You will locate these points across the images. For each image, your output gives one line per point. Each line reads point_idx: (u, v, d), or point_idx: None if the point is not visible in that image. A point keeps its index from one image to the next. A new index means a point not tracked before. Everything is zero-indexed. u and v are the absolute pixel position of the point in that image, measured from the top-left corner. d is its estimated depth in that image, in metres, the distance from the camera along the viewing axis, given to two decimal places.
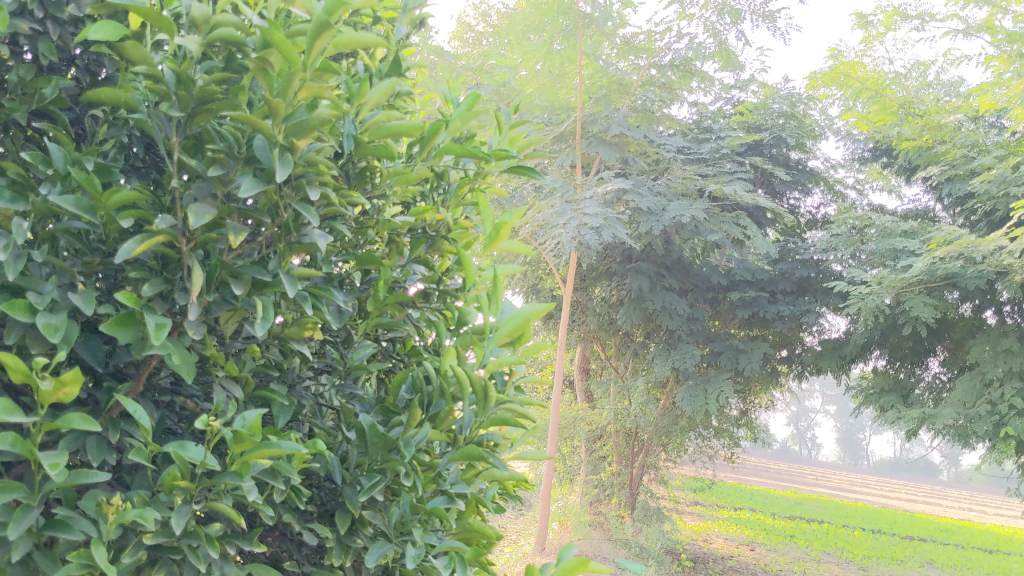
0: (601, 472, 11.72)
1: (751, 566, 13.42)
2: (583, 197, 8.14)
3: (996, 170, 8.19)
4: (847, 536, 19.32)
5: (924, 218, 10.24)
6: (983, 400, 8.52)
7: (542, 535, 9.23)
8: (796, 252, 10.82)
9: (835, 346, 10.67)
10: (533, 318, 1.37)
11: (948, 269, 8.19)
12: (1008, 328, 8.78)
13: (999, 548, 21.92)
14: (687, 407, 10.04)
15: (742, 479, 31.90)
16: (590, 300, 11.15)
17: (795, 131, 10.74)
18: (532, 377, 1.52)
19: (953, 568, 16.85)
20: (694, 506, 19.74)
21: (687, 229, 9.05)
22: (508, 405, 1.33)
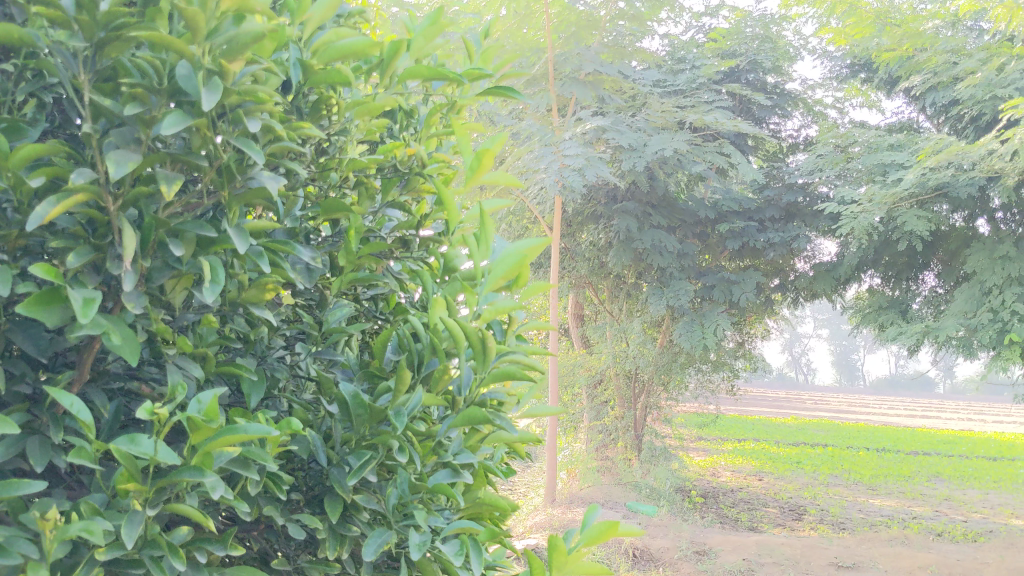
0: (605, 418, 11.63)
1: (761, 496, 13.42)
2: (562, 138, 7.90)
3: (981, 73, 7.99)
4: (852, 458, 19.39)
5: (909, 130, 10.05)
6: (985, 309, 8.38)
7: (551, 486, 9.13)
8: (781, 177, 10.72)
9: (829, 269, 10.54)
10: (530, 256, 1.19)
11: (939, 179, 8.02)
12: (1004, 234, 8.68)
13: (1003, 455, 22.06)
14: (685, 343, 9.94)
15: (743, 410, 32.02)
16: (578, 245, 10.98)
17: (771, 54, 10.51)
18: (534, 324, 1.34)
19: (960, 478, 16.93)
20: (699, 441, 19.76)
21: (670, 162, 8.84)
22: (510, 357, 1.15)
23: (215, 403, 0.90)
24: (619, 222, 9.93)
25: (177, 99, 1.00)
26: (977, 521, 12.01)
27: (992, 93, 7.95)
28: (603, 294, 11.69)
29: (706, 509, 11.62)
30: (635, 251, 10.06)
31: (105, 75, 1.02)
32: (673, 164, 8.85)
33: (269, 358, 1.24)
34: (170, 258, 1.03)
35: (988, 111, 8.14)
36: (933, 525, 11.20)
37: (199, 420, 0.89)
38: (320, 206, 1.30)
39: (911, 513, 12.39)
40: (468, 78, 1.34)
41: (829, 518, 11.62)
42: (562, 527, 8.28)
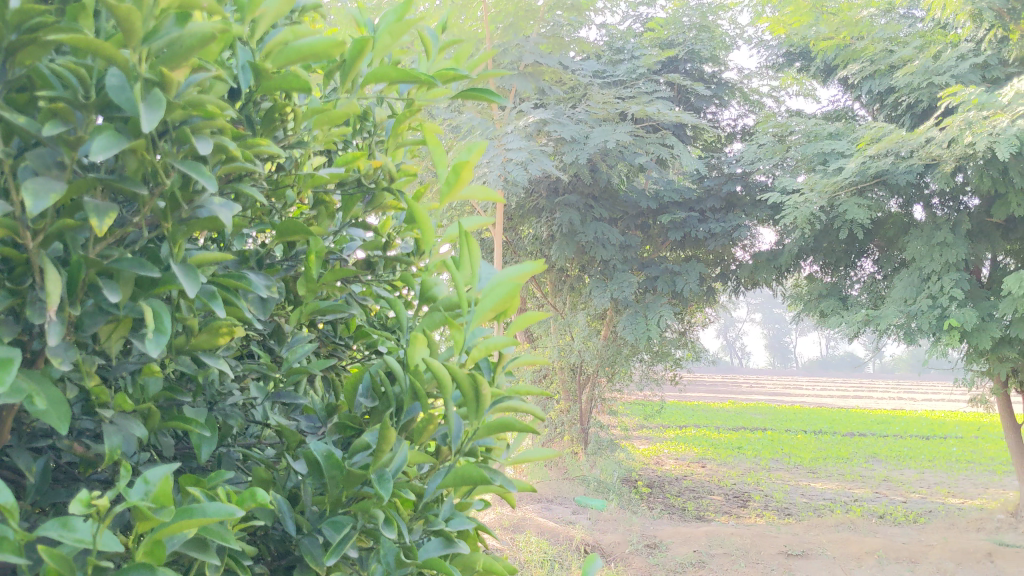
0: (551, 412, 11.55)
1: (705, 483, 13.49)
2: (504, 131, 7.74)
3: (918, 60, 8.04)
4: (791, 441, 19.64)
5: (846, 118, 10.12)
6: (924, 296, 8.47)
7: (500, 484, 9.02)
8: (721, 166, 10.75)
9: (769, 257, 10.59)
10: (521, 283, 1.05)
11: (879, 167, 8.06)
12: (940, 221, 8.75)
13: (935, 433, 22.60)
14: (630, 336, 9.88)
15: (682, 397, 32.31)
16: (520, 239, 10.86)
17: (708, 44, 10.51)
18: (521, 356, 1.20)
19: (896, 458, 17.27)
20: (641, 429, 19.82)
21: (612, 154, 8.77)
22: (504, 404, 1.02)
23: (167, 485, 0.75)
24: (561, 215, 9.84)
25: (108, 115, 0.84)
26: (916, 501, 12.21)
27: (928, 80, 8.00)
28: (546, 287, 11.60)
29: (653, 499, 11.62)
30: (578, 244, 10.00)
31: (18, 85, 0.85)
32: (615, 155, 8.77)
33: (221, 405, 1.08)
34: (104, 303, 0.87)
35: (925, 98, 8.17)
36: (875, 507, 11.36)
37: (147, 507, 0.74)
38: (276, 228, 1.15)
39: (852, 496, 12.56)
40: (441, 79, 1.18)
41: (773, 503, 11.71)
42: (512, 526, 8.16)
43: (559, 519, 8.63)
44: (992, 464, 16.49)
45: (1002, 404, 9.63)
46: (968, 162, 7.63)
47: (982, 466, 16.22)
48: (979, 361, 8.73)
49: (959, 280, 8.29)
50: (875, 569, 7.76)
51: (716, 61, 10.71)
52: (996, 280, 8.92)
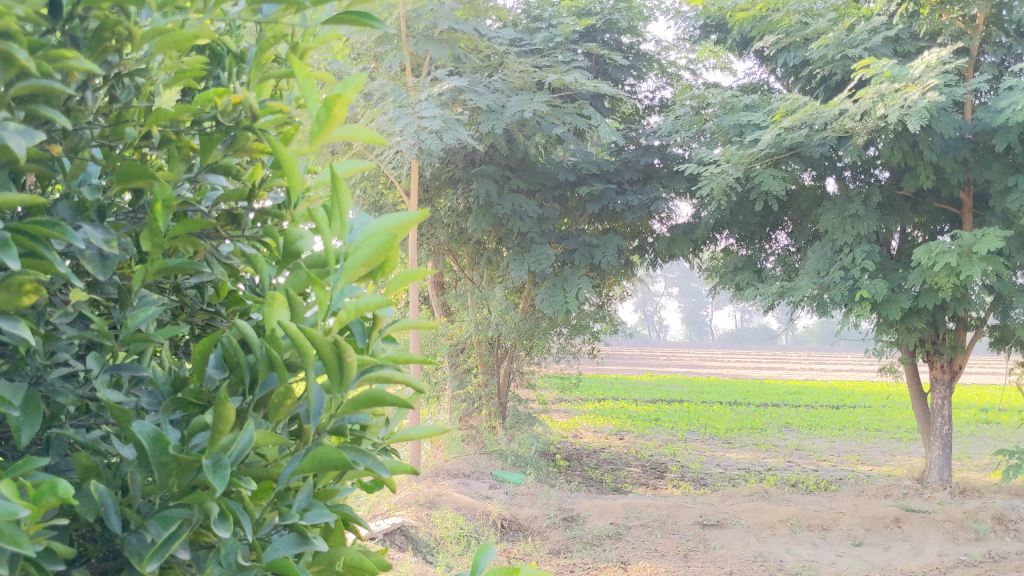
0: (468, 386, 11.44)
1: (623, 456, 13.55)
2: (417, 98, 7.53)
3: (833, 32, 8.08)
4: (707, 412, 19.94)
5: (761, 91, 10.16)
6: (836, 268, 8.57)
7: (415, 458, 8.90)
8: (639, 138, 10.70)
9: (685, 230, 10.60)
10: (398, 234, 0.90)
11: (793, 139, 8.10)
12: (852, 194, 8.85)
13: (844, 403, 23.17)
14: (548, 309, 9.79)
15: (600, 369, 32.58)
16: (437, 211, 10.68)
17: (626, 14, 10.41)
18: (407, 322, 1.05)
19: (807, 428, 17.63)
20: (559, 402, 19.88)
21: (528, 124, 8.59)
22: (378, 373, 0.87)
23: None
24: (478, 187, 9.68)
25: None
26: (827, 469, 12.47)
27: (842, 52, 8.04)
28: (463, 260, 11.45)
29: (571, 472, 11.62)
30: (495, 216, 9.82)
31: None
32: (532, 125, 8.59)
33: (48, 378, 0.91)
34: None
35: (839, 71, 8.15)
36: (787, 476, 11.55)
37: None
38: (112, 174, 0.97)
39: (765, 465, 12.76)
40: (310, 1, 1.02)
41: (689, 474, 11.82)
42: (428, 502, 8.03)
43: (476, 494, 8.53)
44: (898, 432, 16.98)
45: (909, 374, 9.84)
46: (880, 135, 7.71)
47: (889, 434, 16.68)
48: (888, 331, 8.89)
49: (870, 252, 8.40)
50: (787, 538, 7.86)
51: (633, 34, 10.58)
52: (905, 252, 9.07)
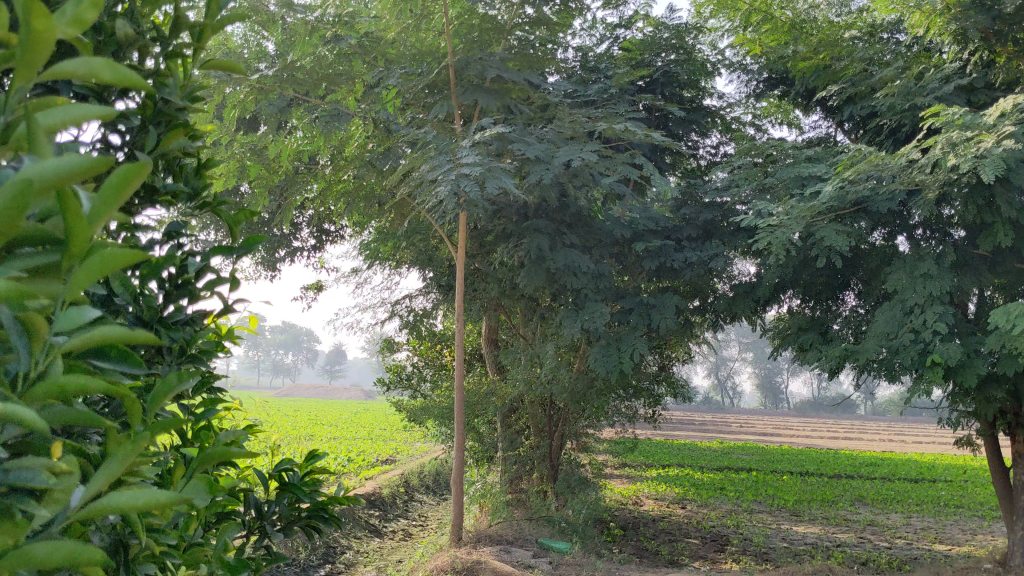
0: (519, 447, 11.04)
1: (683, 525, 12.91)
2: (460, 146, 7.31)
3: (901, 80, 7.68)
4: (775, 482, 19.09)
5: (828, 145, 9.75)
6: (906, 329, 8.01)
7: (456, 522, 8.50)
8: (698, 194, 10.34)
9: (748, 289, 10.13)
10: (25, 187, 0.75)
11: (858, 192, 7.64)
12: (924, 252, 8.34)
13: (923, 476, 22.03)
14: (601, 368, 9.38)
15: (666, 435, 31.71)
16: (490, 266, 10.43)
17: (688, 67, 10.07)
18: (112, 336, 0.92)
19: (882, 503, 16.69)
20: (622, 467, 19.25)
21: (579, 175, 8.30)
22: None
23: None
24: (529, 240, 9.41)
25: None
26: (901, 547, 11.66)
27: (911, 101, 7.62)
28: (517, 317, 11.16)
29: (625, 542, 11.06)
30: (548, 272, 9.50)
31: None
32: (584, 177, 8.32)
33: None
34: None
35: (908, 121, 7.72)
36: (857, 553, 10.81)
37: None
38: None
39: (834, 541, 12.01)
40: None
41: (751, 548, 11.15)
42: (466, 570, 7.61)
43: (517, 563, 8.08)
44: (980, 510, 15.97)
45: (990, 447, 9.16)
46: (952, 189, 7.24)
47: (971, 512, 15.70)
48: (964, 400, 8.28)
49: (944, 314, 7.82)
50: None
51: (694, 88, 10.30)
52: (982, 315, 8.49)
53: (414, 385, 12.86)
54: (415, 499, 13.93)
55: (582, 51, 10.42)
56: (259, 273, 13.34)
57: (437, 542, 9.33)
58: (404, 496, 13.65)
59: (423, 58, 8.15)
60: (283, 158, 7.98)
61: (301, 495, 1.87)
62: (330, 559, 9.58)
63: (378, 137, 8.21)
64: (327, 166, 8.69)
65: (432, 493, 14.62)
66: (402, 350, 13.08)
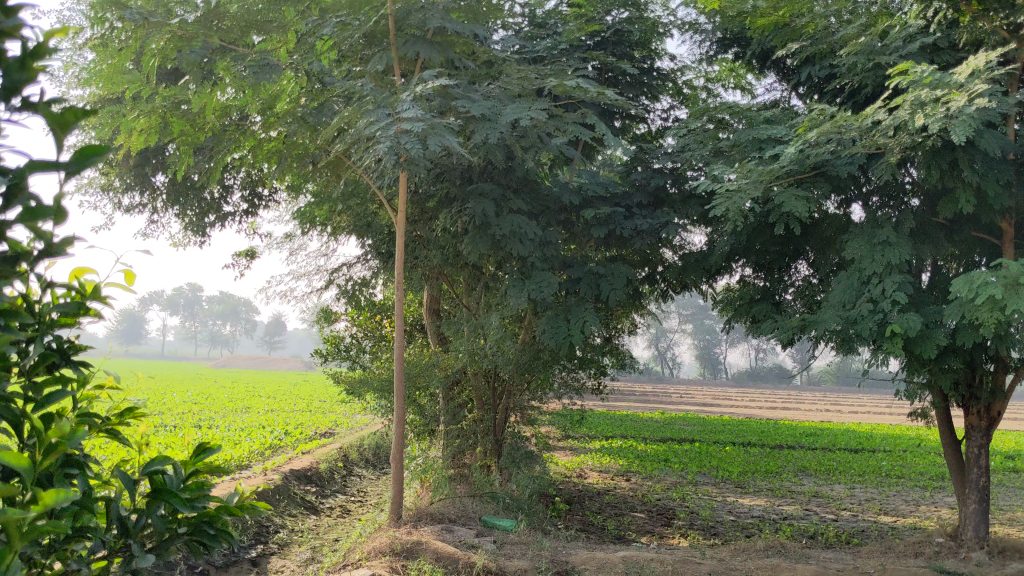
0: (462, 421, 10.63)
1: (628, 498, 12.65)
2: (400, 100, 6.80)
3: (863, 38, 7.37)
4: (719, 453, 19.00)
5: (782, 109, 9.43)
6: (864, 299, 7.74)
7: (395, 500, 8.06)
8: (649, 159, 9.97)
9: (699, 258, 9.81)
10: None
11: (819, 155, 7.31)
12: (882, 219, 8.09)
13: (862, 446, 22.17)
14: (550, 341, 8.96)
15: (609, 407, 31.60)
16: (432, 232, 9.96)
17: (641, 25, 9.64)
18: None
19: (825, 474, 16.67)
20: (566, 439, 18.98)
21: (526, 135, 7.85)
22: None
23: None
24: (473, 205, 8.94)
25: None
26: (848, 520, 11.52)
27: (873, 60, 7.31)
28: (460, 286, 10.72)
29: (570, 517, 10.75)
30: (493, 238, 9.05)
31: None
32: (532, 138, 7.86)
33: None
34: None
35: (869, 82, 7.42)
36: (804, 527, 10.63)
37: None
38: None
39: (781, 513, 11.82)
40: None
41: (699, 522, 10.90)
42: (405, 552, 7.18)
43: (460, 543, 7.66)
44: (922, 480, 15.99)
45: (941, 418, 9.02)
46: (916, 152, 6.95)
47: (913, 482, 15.71)
48: (919, 372, 8.08)
49: (901, 283, 7.56)
50: None
51: (646, 49, 9.90)
52: (939, 285, 8.28)
53: (352, 357, 12.35)
54: (353, 474, 13.49)
55: (529, 7, 9.93)
56: (189, 239, 12.67)
57: (375, 520, 8.89)
58: (342, 471, 13.18)
59: (361, 8, 7.60)
60: (208, 111, 7.39)
61: (175, 506, 1.99)
62: (262, 538, 9.09)
63: (311, 91, 7.68)
64: (257, 122, 8.12)
65: (371, 467, 14.19)
66: (341, 321, 12.57)
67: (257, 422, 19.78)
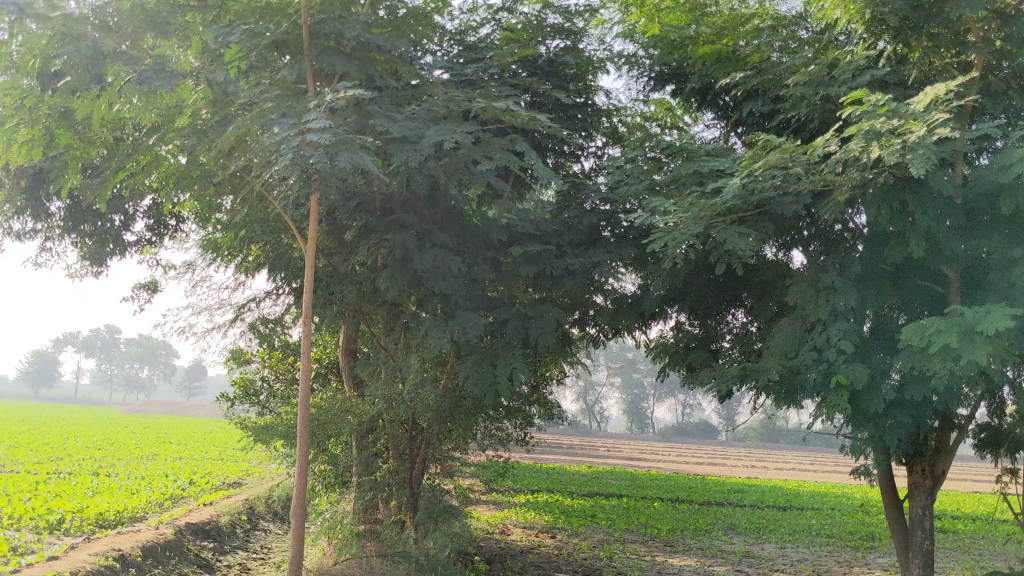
0: (375, 472, 9.83)
1: (553, 557, 11.90)
2: (308, 113, 6.14)
3: (812, 68, 7.00)
4: (647, 510, 18.34)
5: (722, 146, 9.04)
6: (808, 347, 7.24)
7: (294, 560, 7.23)
8: (582, 196, 9.45)
9: (633, 302, 9.27)
10: None
11: (763, 189, 6.84)
12: (826, 262, 7.65)
13: (791, 504, 21.71)
14: (473, 387, 8.24)
15: (535, 459, 30.78)
16: (348, 267, 9.23)
17: (578, 53, 9.18)
18: None
19: (755, 532, 16.12)
20: (489, 492, 18.15)
21: (451, 161, 7.24)
22: None
23: None
24: (392, 237, 8.26)
25: None
26: None
27: (821, 92, 6.94)
28: (378, 327, 9.98)
29: None
30: (413, 273, 8.36)
31: None
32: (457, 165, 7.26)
33: None
34: None
35: (817, 116, 7.05)
36: None
37: None
38: None
39: None
40: None
41: None
42: None
43: None
44: (853, 540, 15.51)
45: (884, 476, 8.55)
46: (866, 189, 6.51)
47: (844, 542, 15.22)
48: (864, 427, 7.59)
49: (848, 331, 7.07)
50: None
51: (581, 82, 9.43)
52: (884, 335, 7.85)
53: (261, 402, 11.44)
54: (257, 528, 12.51)
55: (460, 31, 9.42)
56: (86, 270, 11.70)
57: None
58: (246, 524, 12.21)
59: (273, 16, 6.96)
60: (95, 120, 6.61)
61: None
62: None
63: (213, 103, 6.94)
64: (154, 136, 7.20)
65: (279, 522, 13.22)
66: (251, 362, 11.65)
67: (161, 470, 18.51)
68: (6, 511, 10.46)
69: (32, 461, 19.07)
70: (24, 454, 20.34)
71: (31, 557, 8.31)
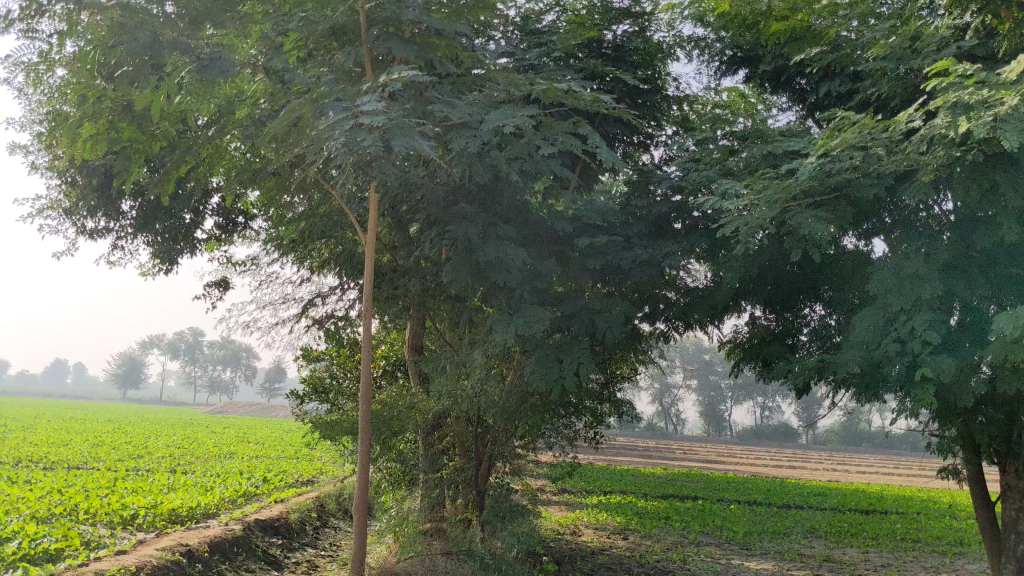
0: (441, 470, 9.67)
1: (625, 559, 11.60)
2: (363, 98, 5.99)
3: (892, 41, 6.61)
4: (724, 512, 17.88)
5: (797, 129, 8.66)
6: (891, 338, 6.83)
7: (357, 556, 7.11)
8: (651, 186, 9.15)
9: (706, 294, 8.93)
10: None
11: (840, 170, 6.47)
12: (910, 249, 7.23)
13: (875, 507, 20.97)
14: (538, 383, 7.98)
15: (608, 460, 30.41)
16: (412, 261, 9.10)
17: (646, 37, 8.90)
18: None
19: (836, 536, 15.57)
20: (560, 493, 17.91)
21: (513, 147, 7.03)
22: None
23: None
24: (455, 228, 8.09)
25: None
26: None
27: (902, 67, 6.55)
28: (443, 322, 9.83)
29: None
30: (476, 265, 8.17)
31: None
32: (519, 150, 7.05)
33: None
34: None
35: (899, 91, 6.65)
36: None
37: None
38: None
39: None
40: None
41: None
42: None
43: None
44: (941, 545, 14.84)
45: (974, 476, 8.07)
46: (953, 168, 6.10)
47: (930, 547, 14.56)
48: (953, 423, 7.14)
49: (934, 321, 6.63)
50: None
51: (649, 68, 9.15)
52: None
53: (329, 399, 11.40)
54: (327, 526, 12.51)
55: (525, 18, 9.22)
56: (157, 268, 11.82)
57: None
58: (315, 522, 12.21)
59: None
60: (154, 111, 6.58)
61: None
62: None
63: (271, 93, 6.85)
64: (216, 128, 7.16)
65: (348, 520, 13.18)
66: (320, 359, 11.63)
67: (237, 468, 18.73)
68: (83, 506, 10.62)
69: (113, 459, 19.49)
70: (107, 452, 20.82)
71: (102, 550, 8.37)
